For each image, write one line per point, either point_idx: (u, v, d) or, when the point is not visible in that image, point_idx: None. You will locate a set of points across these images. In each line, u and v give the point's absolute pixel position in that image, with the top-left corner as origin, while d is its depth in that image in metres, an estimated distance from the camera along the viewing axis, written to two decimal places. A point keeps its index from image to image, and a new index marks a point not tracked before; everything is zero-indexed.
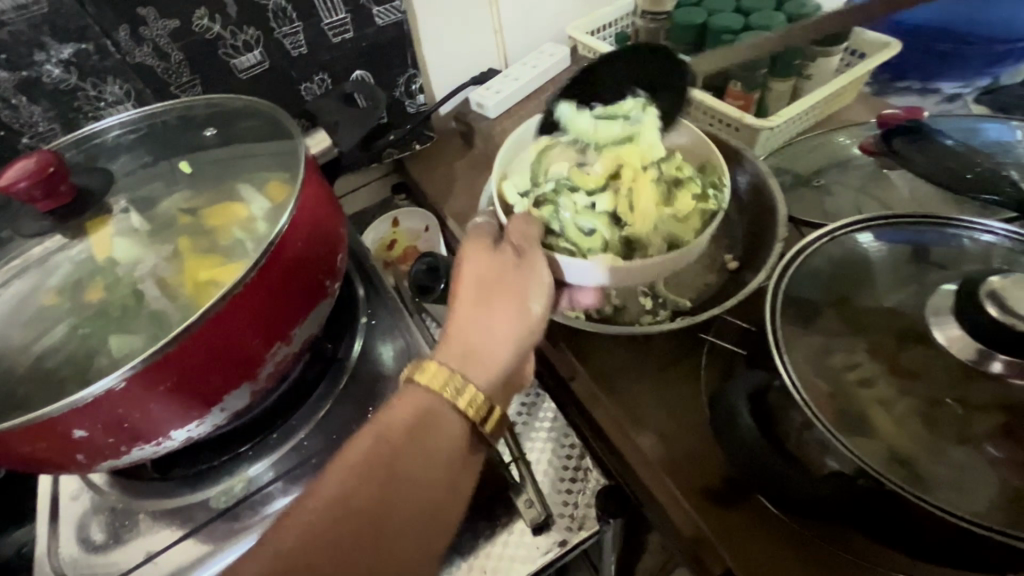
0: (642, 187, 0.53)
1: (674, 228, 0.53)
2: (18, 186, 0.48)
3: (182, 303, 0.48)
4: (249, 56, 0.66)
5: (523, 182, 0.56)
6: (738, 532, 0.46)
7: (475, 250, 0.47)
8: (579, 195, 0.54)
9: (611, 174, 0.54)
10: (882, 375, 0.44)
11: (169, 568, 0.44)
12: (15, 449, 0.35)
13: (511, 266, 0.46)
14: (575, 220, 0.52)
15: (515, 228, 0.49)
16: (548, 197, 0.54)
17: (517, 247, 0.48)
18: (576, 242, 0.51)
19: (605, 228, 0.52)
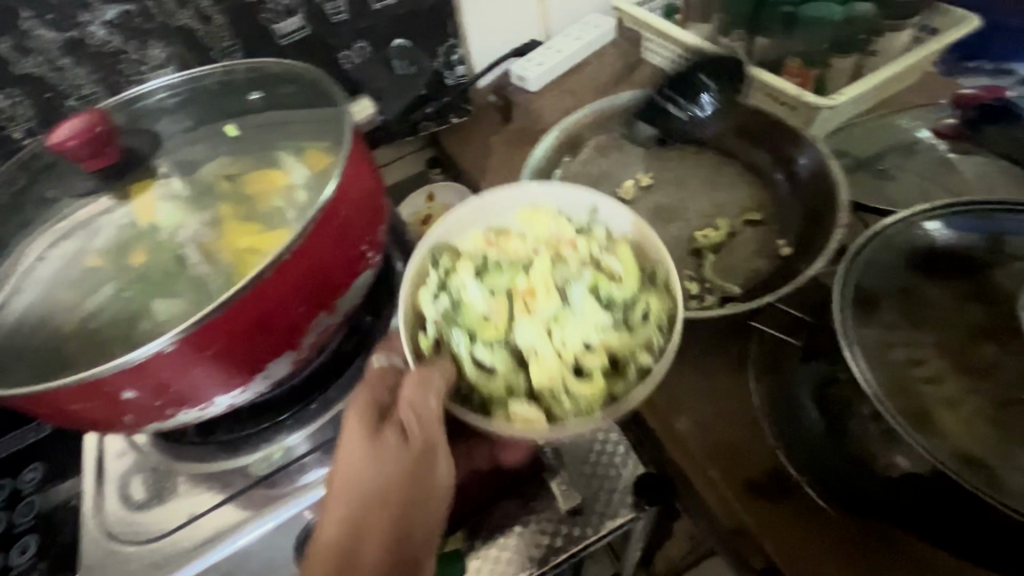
0: (557, 325, 0.41)
1: (591, 373, 0.40)
2: (68, 144, 0.49)
3: (224, 272, 0.48)
4: (289, 22, 0.65)
5: (432, 283, 0.44)
6: (785, 526, 0.44)
7: (354, 432, 0.40)
8: (484, 329, 0.42)
9: (527, 297, 0.42)
10: (949, 371, 0.41)
11: (208, 532, 0.44)
12: (66, 406, 0.36)
13: (392, 462, 0.39)
14: (476, 355, 0.41)
15: (404, 392, 0.39)
16: (452, 323, 0.42)
17: (405, 429, 0.39)
18: (485, 390, 0.41)
19: (506, 372, 0.41)
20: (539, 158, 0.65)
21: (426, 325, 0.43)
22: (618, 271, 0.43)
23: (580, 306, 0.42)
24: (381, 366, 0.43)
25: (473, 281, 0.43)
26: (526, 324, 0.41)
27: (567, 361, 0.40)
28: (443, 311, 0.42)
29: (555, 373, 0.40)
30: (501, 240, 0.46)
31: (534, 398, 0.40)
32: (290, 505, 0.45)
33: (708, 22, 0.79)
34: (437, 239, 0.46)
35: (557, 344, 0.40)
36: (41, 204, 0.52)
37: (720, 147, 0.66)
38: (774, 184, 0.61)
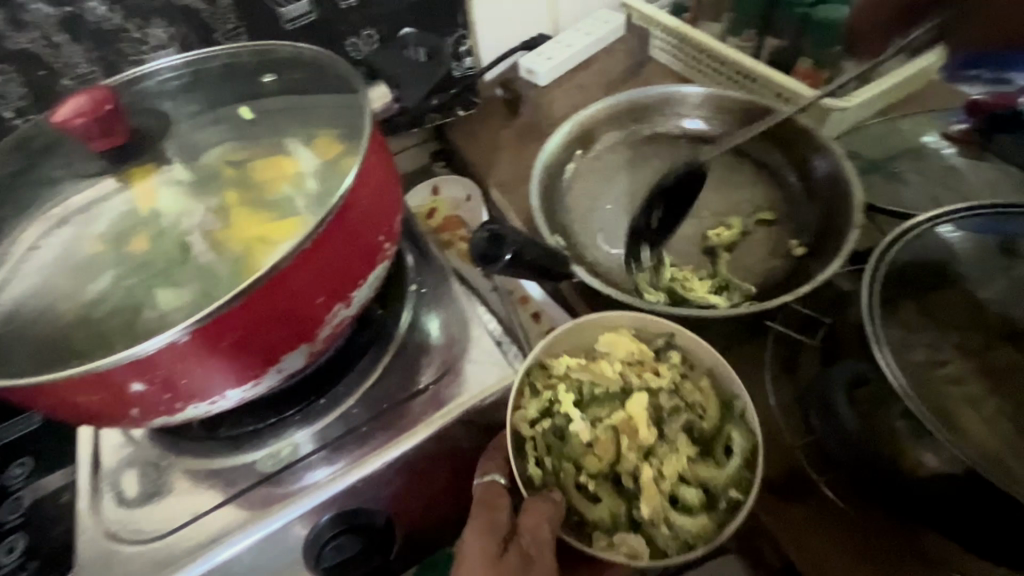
0: (655, 464, 0.44)
1: (689, 507, 0.43)
2: (73, 122, 0.48)
3: (233, 262, 0.46)
4: (297, 6, 0.63)
5: (534, 408, 0.45)
6: (804, 525, 0.44)
7: (477, 554, 0.40)
8: (588, 459, 0.44)
9: (628, 433, 0.45)
10: (970, 373, 0.41)
11: (212, 531, 0.42)
12: (71, 398, 0.34)
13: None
14: (580, 479, 0.44)
15: (529, 520, 0.40)
16: (557, 451, 0.45)
17: (526, 555, 0.40)
18: (588, 525, 0.43)
19: (608, 498, 0.44)
20: (550, 152, 0.64)
21: (528, 447, 0.45)
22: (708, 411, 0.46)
23: (673, 442, 0.45)
24: (492, 486, 0.44)
25: (578, 411, 0.45)
26: (631, 471, 0.44)
27: (669, 491, 0.43)
28: (546, 442, 0.45)
29: (660, 501, 0.43)
30: (595, 367, 0.47)
31: (638, 521, 0.43)
32: (296, 507, 0.43)
33: (719, 22, 0.80)
34: (536, 361, 0.47)
35: (661, 480, 0.44)
36: (35, 187, 0.50)
37: (733, 146, 0.66)
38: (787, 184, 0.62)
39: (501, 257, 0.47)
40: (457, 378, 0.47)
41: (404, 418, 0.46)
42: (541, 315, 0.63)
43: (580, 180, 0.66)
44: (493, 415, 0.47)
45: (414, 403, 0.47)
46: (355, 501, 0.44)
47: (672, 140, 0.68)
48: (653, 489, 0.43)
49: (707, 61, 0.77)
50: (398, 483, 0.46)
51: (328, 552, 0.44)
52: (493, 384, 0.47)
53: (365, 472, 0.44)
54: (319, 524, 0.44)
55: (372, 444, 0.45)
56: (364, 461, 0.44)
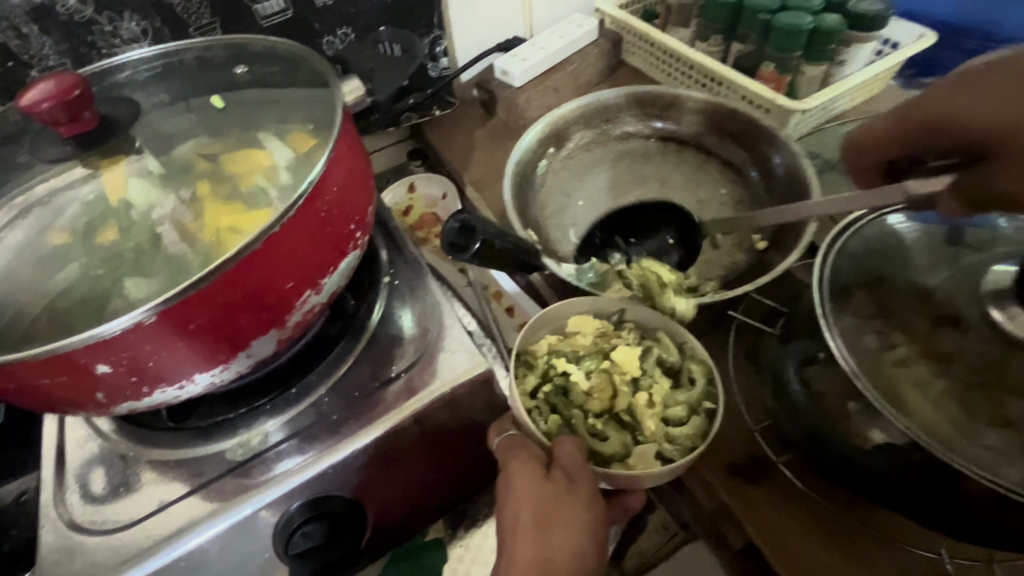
0: (646, 392, 0.46)
1: (681, 420, 0.45)
2: (40, 107, 0.45)
3: (204, 252, 0.46)
4: (272, 3, 0.64)
5: (532, 378, 0.47)
6: (763, 505, 0.45)
7: (522, 479, 0.42)
8: (590, 403, 0.46)
9: (618, 373, 0.47)
10: (918, 356, 0.43)
11: (180, 521, 0.42)
12: (34, 380, 0.34)
13: (569, 501, 0.41)
14: (588, 422, 0.46)
15: (563, 449, 0.43)
16: (562, 406, 0.46)
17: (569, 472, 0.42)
18: (607, 456, 0.45)
19: (615, 432, 0.45)
20: (522, 150, 0.65)
21: (532, 413, 0.46)
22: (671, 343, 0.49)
23: (654, 374, 0.47)
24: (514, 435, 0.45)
25: (569, 364, 0.47)
26: (627, 403, 0.46)
27: (665, 416, 0.45)
28: (548, 404, 0.46)
29: (658, 420, 0.45)
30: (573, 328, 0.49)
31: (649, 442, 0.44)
32: (265, 495, 0.43)
33: (687, 27, 0.82)
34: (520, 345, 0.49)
35: (653, 409, 0.45)
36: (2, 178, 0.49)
37: (700, 146, 0.68)
38: (750, 182, 0.64)
39: (470, 246, 0.48)
40: (429, 366, 0.48)
41: (376, 406, 0.46)
42: (514, 309, 0.65)
43: (552, 177, 0.67)
44: (464, 403, 0.48)
45: (386, 391, 0.47)
46: (324, 488, 0.45)
47: (641, 140, 0.70)
48: (648, 410, 0.45)
49: (675, 65, 0.79)
50: (369, 471, 0.46)
51: (297, 538, 0.44)
52: (464, 371, 0.47)
53: (336, 458, 0.44)
54: (290, 510, 0.44)
55: (342, 433, 0.45)
56: (331, 450, 0.44)
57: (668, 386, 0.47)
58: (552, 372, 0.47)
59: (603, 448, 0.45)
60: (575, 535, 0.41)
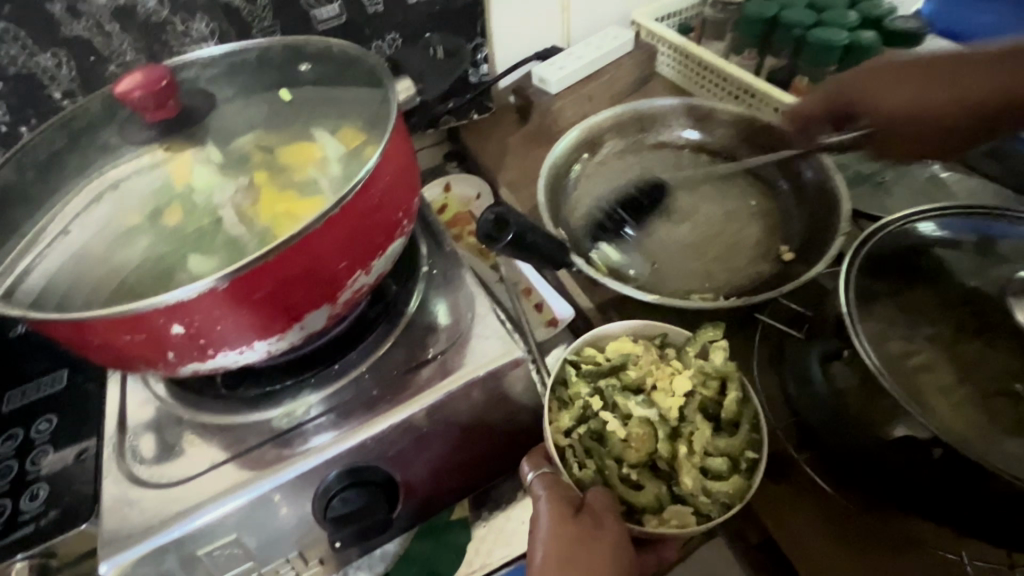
0: (684, 443, 0.48)
1: (720, 473, 0.46)
2: (133, 95, 0.52)
3: (259, 236, 0.50)
4: (328, 8, 0.68)
5: (568, 418, 0.49)
6: (787, 505, 0.46)
7: (553, 514, 0.44)
8: (628, 452, 0.48)
9: (655, 422, 0.48)
10: (941, 362, 0.44)
11: (227, 483, 0.45)
12: (116, 336, 0.38)
13: (595, 544, 0.43)
14: (623, 471, 0.47)
15: (597, 494, 0.45)
16: (597, 452, 0.48)
17: (596, 516, 0.44)
18: (641, 505, 0.46)
19: (650, 483, 0.47)
20: (557, 154, 0.68)
21: (567, 452, 0.49)
22: (716, 386, 0.50)
23: (695, 422, 0.49)
24: (552, 477, 0.46)
25: (607, 412, 0.49)
26: (667, 453, 0.47)
27: (703, 466, 0.47)
28: (584, 447, 0.48)
29: (696, 470, 0.46)
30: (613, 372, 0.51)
31: (686, 494, 0.46)
32: (305, 462, 0.46)
33: (721, 41, 0.85)
34: (556, 379, 0.51)
35: (691, 462, 0.46)
36: (83, 162, 0.54)
37: (730, 155, 0.70)
38: (778, 192, 0.66)
39: (502, 238, 0.50)
40: (463, 351, 0.51)
41: (409, 387, 0.49)
42: (543, 305, 0.66)
43: (585, 181, 0.70)
44: (495, 388, 0.50)
45: (420, 373, 0.50)
46: (362, 459, 0.47)
47: (671, 149, 0.72)
48: (688, 461, 0.46)
49: (709, 77, 0.82)
50: (402, 447, 0.49)
51: (335, 503, 0.46)
52: (495, 357, 0.50)
53: (372, 432, 0.47)
54: (328, 478, 0.47)
55: (377, 410, 0.48)
56: (365, 426, 0.47)
57: (710, 434, 0.48)
58: (593, 414, 0.49)
59: (637, 494, 0.47)
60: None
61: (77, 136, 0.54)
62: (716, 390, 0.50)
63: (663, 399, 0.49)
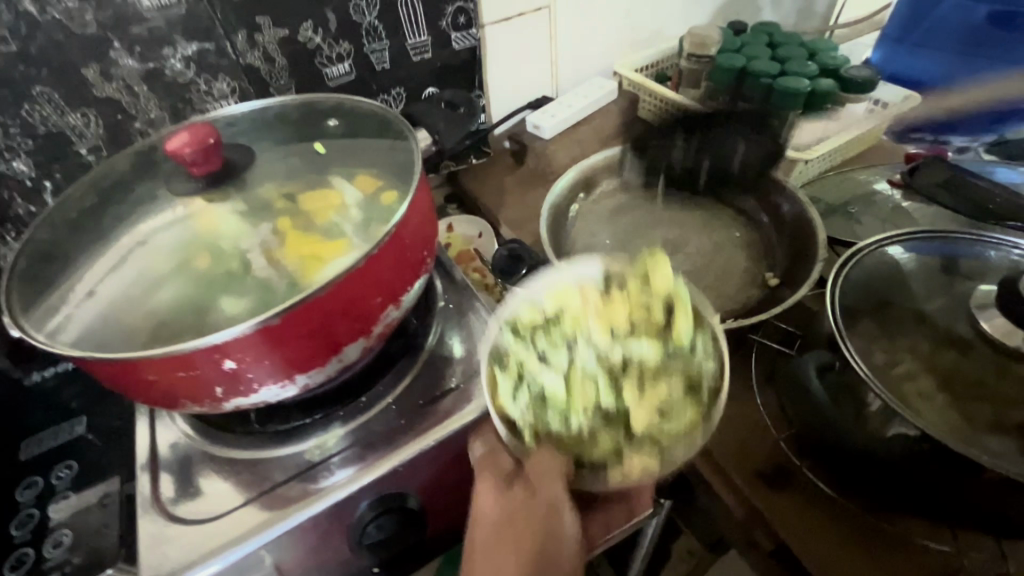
0: (633, 377, 0.46)
1: (675, 409, 0.45)
2: (182, 152, 0.56)
3: (289, 278, 0.53)
4: (340, 67, 0.74)
5: (507, 383, 0.46)
6: (789, 510, 0.49)
7: (486, 492, 0.46)
8: (574, 408, 0.45)
9: (597, 369, 0.46)
10: (922, 370, 0.48)
11: (263, 516, 0.47)
12: (169, 374, 0.40)
13: (525, 513, 0.44)
14: (573, 429, 0.45)
15: (534, 461, 0.43)
16: (543, 413, 0.46)
17: (529, 487, 0.44)
18: (599, 453, 0.45)
19: (604, 433, 0.45)
20: (556, 194, 0.73)
21: (518, 422, 0.46)
22: (659, 312, 0.49)
23: (641, 356, 0.47)
24: (489, 450, 0.48)
25: (545, 371, 0.46)
26: (613, 399, 0.45)
27: (653, 409, 0.45)
28: (531, 410, 0.46)
29: (646, 411, 0.45)
30: (544, 327, 0.49)
31: (642, 428, 0.44)
32: (340, 492, 0.47)
33: (697, 88, 0.93)
34: (495, 343, 0.49)
35: (643, 398, 0.45)
36: (114, 218, 0.58)
37: (712, 191, 0.77)
38: (760, 224, 0.71)
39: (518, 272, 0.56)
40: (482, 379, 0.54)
41: (432, 415, 0.52)
42: None
43: (582, 218, 0.75)
44: None
45: (442, 402, 0.53)
46: (392, 487, 0.49)
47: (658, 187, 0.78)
48: (637, 397, 0.45)
49: None
50: (428, 472, 0.51)
51: (370, 530, 0.49)
52: None
53: (402, 457, 0.49)
54: (360, 509, 0.49)
55: (403, 439, 0.50)
56: (394, 453, 0.49)
57: (658, 364, 0.47)
58: (532, 370, 0.47)
59: (589, 454, 0.45)
60: (521, 552, 0.43)
61: (108, 194, 0.59)
62: (659, 311, 0.49)
63: (601, 341, 0.47)
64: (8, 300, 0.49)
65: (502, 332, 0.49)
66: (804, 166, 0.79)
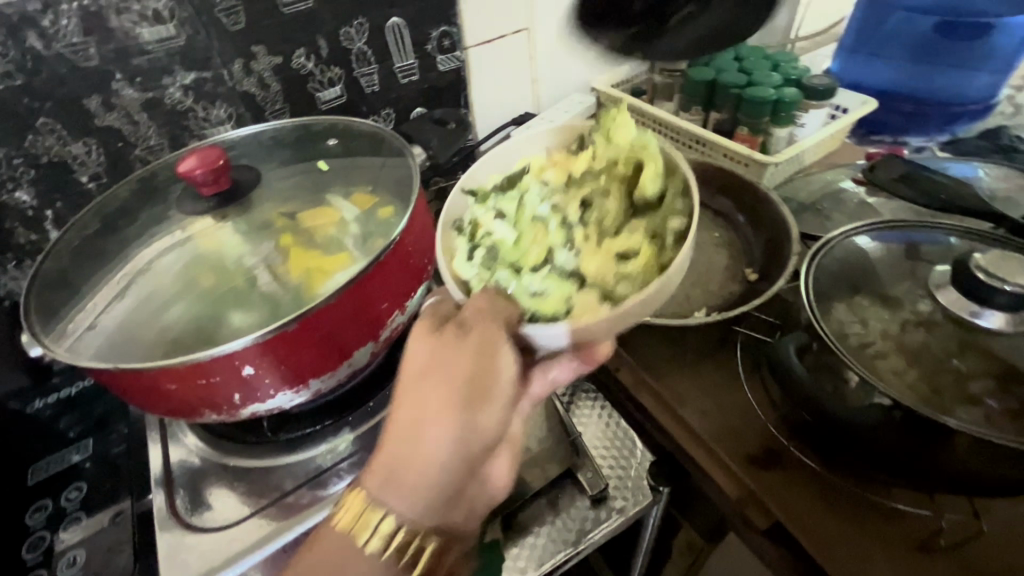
0: (590, 227, 0.41)
1: (632, 249, 0.40)
2: (194, 173, 0.57)
3: (295, 291, 0.55)
4: (332, 91, 0.77)
5: (461, 247, 0.44)
6: (779, 488, 0.52)
7: (417, 332, 0.39)
8: (529, 242, 0.42)
9: (550, 211, 0.42)
10: (892, 348, 0.52)
11: (281, 519, 0.48)
12: (190, 381, 0.42)
13: (456, 352, 0.37)
14: (522, 269, 0.41)
15: (472, 303, 0.38)
16: (494, 267, 0.42)
17: (463, 325, 0.38)
18: (540, 309, 0.39)
19: (553, 278, 0.40)
20: None
21: (469, 281, 0.42)
22: (632, 158, 0.43)
23: (605, 188, 0.42)
24: (433, 302, 0.41)
25: (498, 222, 0.43)
26: (570, 197, 0.43)
27: (606, 202, 0.42)
28: (481, 258, 0.42)
29: (592, 235, 0.41)
30: (505, 187, 0.46)
31: (592, 293, 0.39)
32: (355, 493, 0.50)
33: (671, 101, 0.98)
34: (450, 219, 0.46)
35: (599, 246, 0.40)
36: (120, 244, 0.60)
37: (691, 196, 0.81)
38: (738, 224, 0.76)
39: None
40: None
41: None
42: None
43: None
44: None
45: None
46: None
47: None
48: (590, 223, 0.42)
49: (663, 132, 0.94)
50: None
51: None
52: None
53: None
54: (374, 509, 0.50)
55: None
56: None
57: (614, 195, 0.42)
58: (486, 210, 0.45)
59: (539, 265, 0.41)
60: (454, 391, 0.36)
61: (110, 221, 0.61)
62: (630, 171, 0.42)
63: (561, 168, 0.45)
64: (27, 320, 0.51)
65: (457, 222, 0.46)
66: (775, 169, 0.84)
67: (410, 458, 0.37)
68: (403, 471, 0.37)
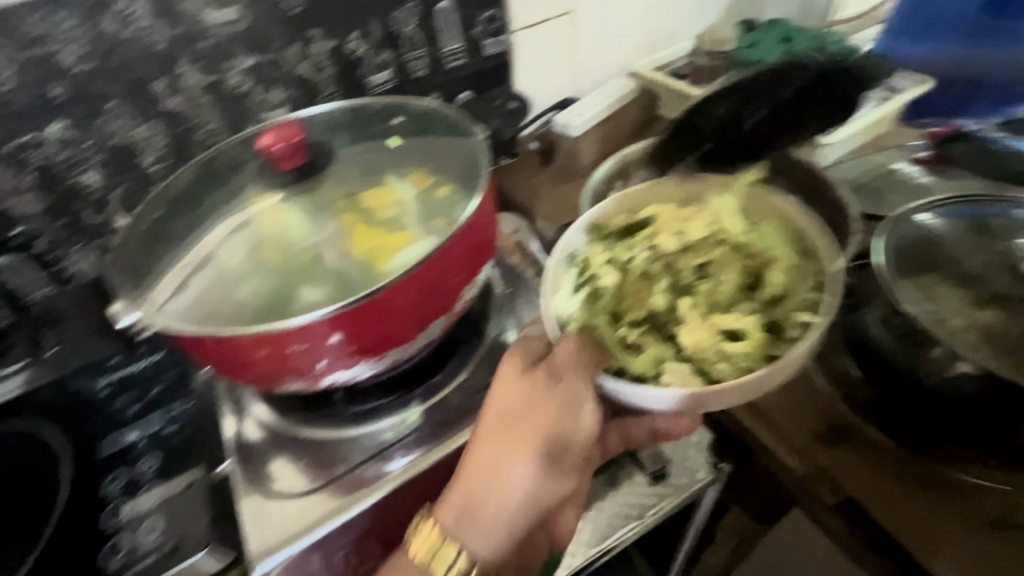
0: (706, 301, 0.47)
1: (737, 335, 0.45)
2: (275, 147, 0.59)
3: (363, 267, 0.56)
4: (383, 74, 0.78)
5: (566, 287, 0.50)
6: (847, 463, 0.52)
7: (510, 371, 0.47)
8: (645, 298, 0.47)
9: (663, 272, 0.48)
10: (967, 323, 0.52)
11: (357, 487, 0.51)
12: (282, 348, 0.43)
13: (543, 400, 0.45)
14: (620, 328, 0.47)
15: (565, 347, 0.44)
16: (593, 307, 0.48)
17: (553, 373, 0.46)
18: (636, 368, 0.45)
19: (649, 344, 0.46)
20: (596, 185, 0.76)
21: (566, 317, 0.48)
22: (750, 253, 0.49)
23: (719, 273, 0.48)
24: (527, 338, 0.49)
25: (608, 268, 0.49)
26: (681, 266, 0.48)
27: (717, 286, 0.48)
28: (584, 297, 0.48)
29: (703, 311, 0.46)
30: (624, 229, 0.52)
31: (683, 362, 0.45)
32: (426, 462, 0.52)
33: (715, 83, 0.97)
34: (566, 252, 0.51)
35: (708, 322, 0.45)
36: (188, 223, 0.61)
37: None
38: None
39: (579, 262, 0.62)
40: None
41: None
42: None
43: None
44: None
45: None
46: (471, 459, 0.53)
47: None
48: (699, 303, 0.47)
49: None
50: None
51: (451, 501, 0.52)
52: None
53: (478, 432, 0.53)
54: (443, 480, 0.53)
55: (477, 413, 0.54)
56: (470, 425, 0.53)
57: (727, 277, 0.48)
58: (596, 253, 0.51)
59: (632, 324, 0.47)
60: (532, 443, 0.45)
61: (173, 204, 0.61)
62: (744, 264, 0.48)
63: (688, 228, 0.50)
64: (117, 283, 0.53)
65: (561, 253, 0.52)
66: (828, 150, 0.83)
67: (491, 484, 0.45)
68: (484, 511, 0.45)
